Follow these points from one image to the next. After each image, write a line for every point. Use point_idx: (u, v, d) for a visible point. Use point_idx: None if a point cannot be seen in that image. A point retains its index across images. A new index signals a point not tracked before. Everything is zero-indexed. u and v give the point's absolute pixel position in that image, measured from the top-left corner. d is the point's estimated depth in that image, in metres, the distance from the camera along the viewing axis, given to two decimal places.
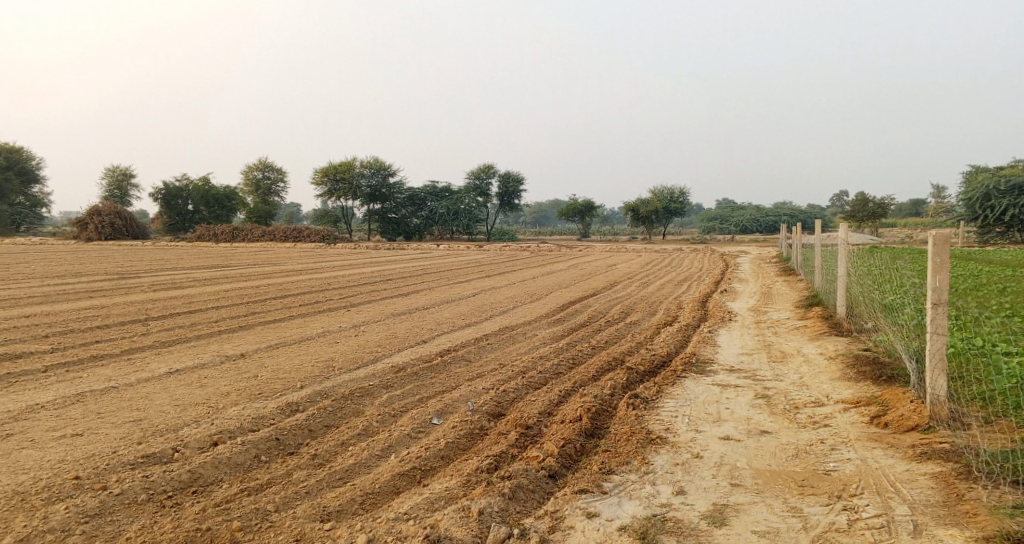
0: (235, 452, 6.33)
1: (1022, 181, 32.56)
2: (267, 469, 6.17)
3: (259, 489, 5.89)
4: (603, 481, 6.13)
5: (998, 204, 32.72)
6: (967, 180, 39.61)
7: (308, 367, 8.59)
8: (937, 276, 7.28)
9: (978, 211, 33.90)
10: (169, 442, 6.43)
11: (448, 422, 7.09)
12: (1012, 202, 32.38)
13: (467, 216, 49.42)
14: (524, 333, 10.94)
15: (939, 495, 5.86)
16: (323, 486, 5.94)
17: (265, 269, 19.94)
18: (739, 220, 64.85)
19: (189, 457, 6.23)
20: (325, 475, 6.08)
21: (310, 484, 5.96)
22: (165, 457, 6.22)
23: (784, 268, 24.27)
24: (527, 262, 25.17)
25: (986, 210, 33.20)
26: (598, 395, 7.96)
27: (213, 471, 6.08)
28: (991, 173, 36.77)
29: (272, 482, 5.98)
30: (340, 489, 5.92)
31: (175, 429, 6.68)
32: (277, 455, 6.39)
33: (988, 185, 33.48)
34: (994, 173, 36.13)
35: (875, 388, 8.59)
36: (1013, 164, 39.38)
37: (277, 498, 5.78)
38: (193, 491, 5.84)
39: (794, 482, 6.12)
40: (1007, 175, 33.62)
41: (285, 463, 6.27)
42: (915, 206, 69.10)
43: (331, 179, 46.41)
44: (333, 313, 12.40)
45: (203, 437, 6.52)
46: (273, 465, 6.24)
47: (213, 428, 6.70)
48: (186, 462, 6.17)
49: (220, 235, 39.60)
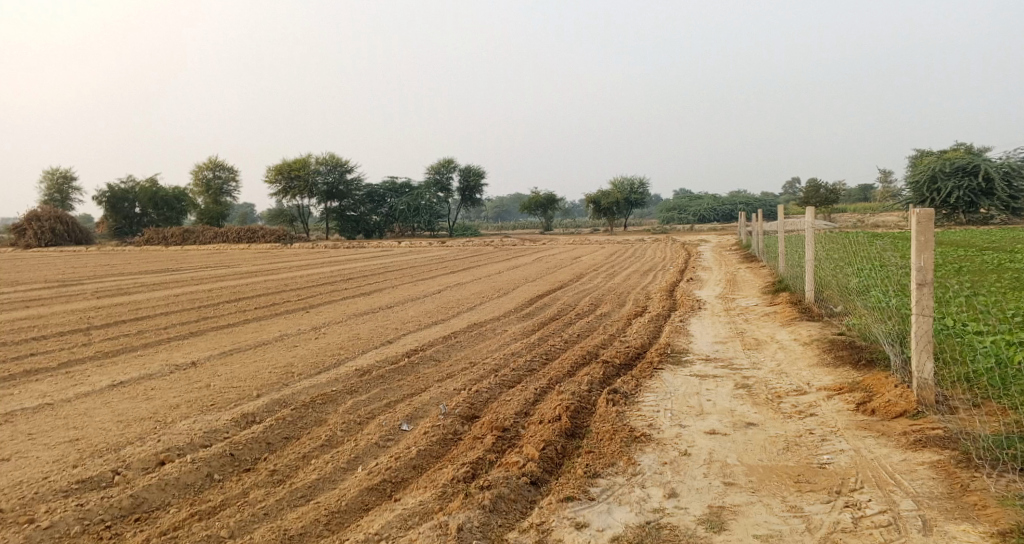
0: (183, 472, 5.78)
1: (966, 163, 32.93)
2: (221, 490, 5.65)
3: (212, 513, 5.38)
4: (589, 487, 5.73)
5: (944, 186, 33.05)
6: (914, 163, 40.01)
7: (266, 374, 8.04)
8: (921, 256, 6.98)
9: (926, 194, 34.22)
10: (109, 464, 5.87)
11: (418, 428, 6.62)
12: (957, 185, 32.74)
13: (428, 212, 48.52)
14: (492, 330, 10.49)
15: (942, 486, 5.58)
16: (283, 506, 5.44)
17: (219, 271, 19.22)
18: (696, 209, 65.18)
19: (131, 480, 5.68)
20: (285, 493, 5.58)
21: (268, 504, 5.46)
22: (104, 481, 5.67)
23: (746, 255, 24.14)
24: (491, 256, 24.75)
25: (933, 193, 33.51)
26: (575, 392, 7.55)
27: (158, 495, 5.55)
28: (935, 156, 37.22)
29: (225, 504, 5.47)
30: (303, 508, 5.42)
31: (116, 449, 6.12)
32: (231, 473, 5.88)
33: (933, 167, 33.78)
34: (938, 156, 36.53)
35: (858, 373, 8.31)
36: (956, 147, 39.91)
37: (231, 522, 5.27)
38: (135, 519, 5.31)
39: (789, 479, 5.79)
40: (952, 158, 33.97)
41: (240, 481, 5.75)
42: (864, 191, 70.14)
43: (285, 177, 45.31)
44: (291, 315, 11.81)
45: (148, 456, 5.96)
46: (227, 484, 5.72)
47: (159, 446, 6.14)
48: (127, 485, 5.62)
49: (170, 237, 38.45)
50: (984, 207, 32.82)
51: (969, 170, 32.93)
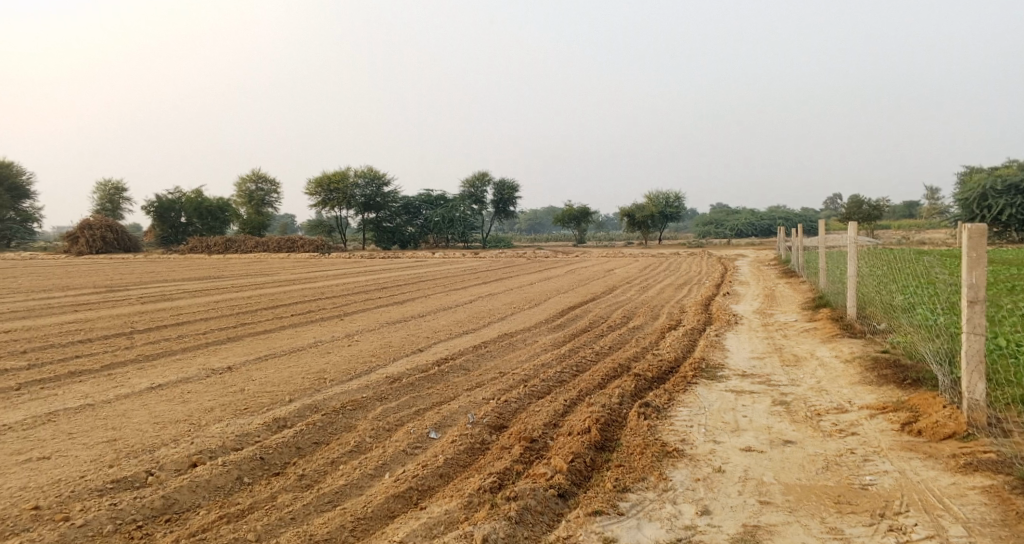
0: (214, 474, 5.74)
1: (1018, 180, 32.01)
2: (250, 493, 5.59)
3: (240, 516, 5.31)
4: (619, 501, 5.56)
5: (995, 204, 32.17)
6: (964, 180, 39.04)
7: (299, 380, 8.01)
8: (972, 273, 6.70)
9: (975, 211, 33.30)
10: (142, 464, 5.84)
11: (447, 436, 6.51)
12: (1010, 203, 31.86)
13: (463, 223, 48.71)
14: (525, 341, 10.37)
15: (995, 512, 5.30)
16: (309, 511, 5.36)
17: (259, 279, 19.38)
18: (735, 224, 64.40)
19: (164, 481, 5.64)
20: (313, 498, 5.50)
21: (295, 509, 5.38)
22: (138, 481, 5.64)
23: (785, 271, 23.70)
24: (526, 268, 24.64)
25: (984, 210, 32.63)
26: (607, 405, 7.39)
27: (189, 497, 5.50)
28: (985, 173, 36.31)
29: (253, 508, 5.41)
30: (329, 514, 5.33)
31: (151, 450, 6.11)
32: (261, 476, 5.81)
33: (985, 185, 32.91)
34: (989, 173, 35.58)
35: (902, 392, 8.02)
36: (1007, 164, 38.87)
37: (258, 525, 5.20)
38: (166, 520, 5.27)
39: (829, 499, 5.56)
40: (1003, 175, 33.06)
41: (269, 485, 5.69)
42: (909, 208, 68.67)
43: (325, 189, 45.85)
44: (327, 323, 11.82)
45: (181, 458, 5.93)
46: (256, 488, 5.66)
47: (192, 448, 6.12)
48: (160, 486, 5.59)
49: (213, 246, 38.96)
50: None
51: (1021, 187, 32.00)
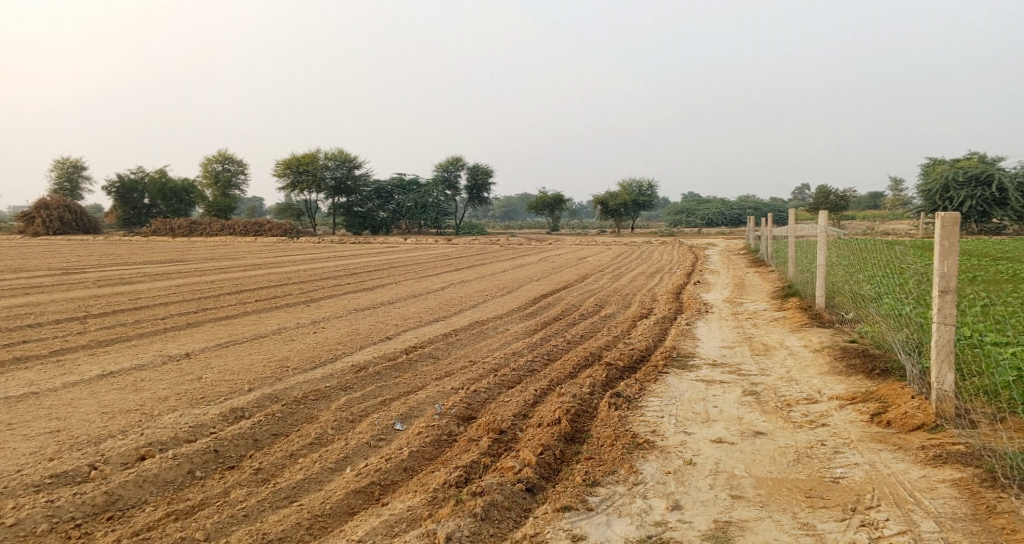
0: (162, 468, 5.50)
1: (979, 172, 32.44)
2: (201, 488, 5.36)
3: (189, 512, 5.09)
4: (587, 496, 5.42)
5: (956, 196, 32.48)
6: (925, 172, 39.42)
7: (259, 368, 7.76)
8: (944, 262, 6.63)
9: (937, 202, 33.67)
10: (85, 458, 5.59)
11: (412, 428, 6.32)
12: (970, 194, 32.26)
13: (436, 209, 48.38)
14: (495, 329, 10.19)
15: (966, 506, 5.25)
16: (264, 507, 5.15)
17: (222, 263, 19.00)
18: (705, 213, 64.71)
19: (107, 476, 5.39)
20: (267, 494, 5.29)
21: (249, 505, 5.17)
22: (79, 476, 5.38)
23: (755, 260, 23.76)
24: (497, 255, 24.46)
25: (945, 202, 32.96)
26: (578, 395, 7.24)
27: (134, 492, 5.26)
28: (947, 165, 36.68)
29: (204, 504, 5.18)
30: (285, 511, 5.13)
31: (96, 442, 5.84)
32: (214, 470, 5.58)
33: (946, 176, 33.20)
34: (951, 165, 35.91)
35: (871, 382, 7.98)
36: (968, 156, 39.33)
37: (208, 523, 4.98)
38: (108, 518, 5.02)
39: (801, 493, 5.47)
40: (965, 166, 33.41)
41: (222, 480, 5.46)
42: (874, 199, 69.50)
43: (294, 172, 45.18)
44: (291, 309, 11.55)
45: (128, 451, 5.68)
46: (208, 482, 5.43)
47: (141, 440, 5.86)
48: (103, 481, 5.34)
49: (177, 229, 38.21)
50: (996, 218, 32.47)
51: (981, 179, 32.44)
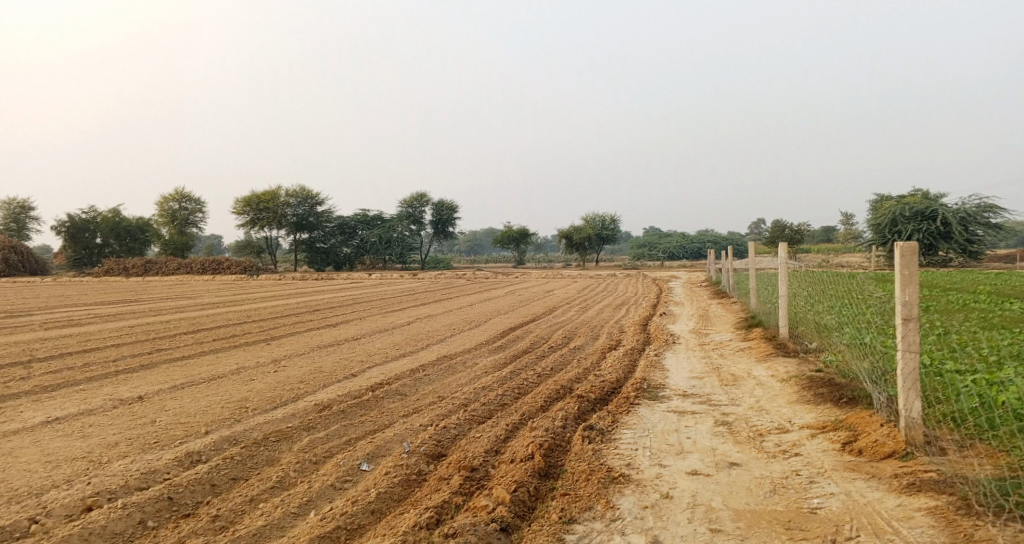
0: (111, 519, 5.22)
1: (924, 208, 33.40)
2: (153, 539, 5.10)
3: None
4: (564, 534, 5.28)
5: (905, 229, 32.97)
6: (875, 207, 40.19)
7: (218, 409, 7.49)
8: (906, 290, 6.64)
9: (885, 235, 34.30)
10: (26, 511, 5.30)
11: (380, 468, 6.12)
12: (917, 229, 32.95)
13: (400, 245, 48.23)
14: (462, 363, 10.02)
15: (944, 535, 5.21)
16: None
17: (178, 302, 18.58)
18: (667, 246, 65.38)
19: (50, 530, 5.11)
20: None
21: None
22: (18, 532, 5.09)
23: (717, 291, 23.90)
24: (462, 290, 24.31)
25: (894, 235, 33.49)
26: (550, 429, 7.11)
27: None
28: (895, 200, 37.48)
29: None
30: None
31: (38, 493, 5.55)
32: (168, 519, 5.32)
33: (894, 211, 33.73)
34: (899, 200, 36.64)
35: (840, 410, 7.96)
36: (914, 191, 40.22)
37: None
38: None
39: (779, 525, 5.38)
40: (912, 201, 34.11)
41: (177, 529, 5.21)
42: (828, 232, 70.95)
43: (254, 209, 44.62)
44: (251, 347, 11.25)
45: (73, 502, 5.40)
46: (161, 533, 5.17)
47: (88, 490, 5.58)
48: (44, 536, 5.06)
49: (132, 268, 37.42)
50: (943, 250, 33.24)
51: (926, 215, 33.42)
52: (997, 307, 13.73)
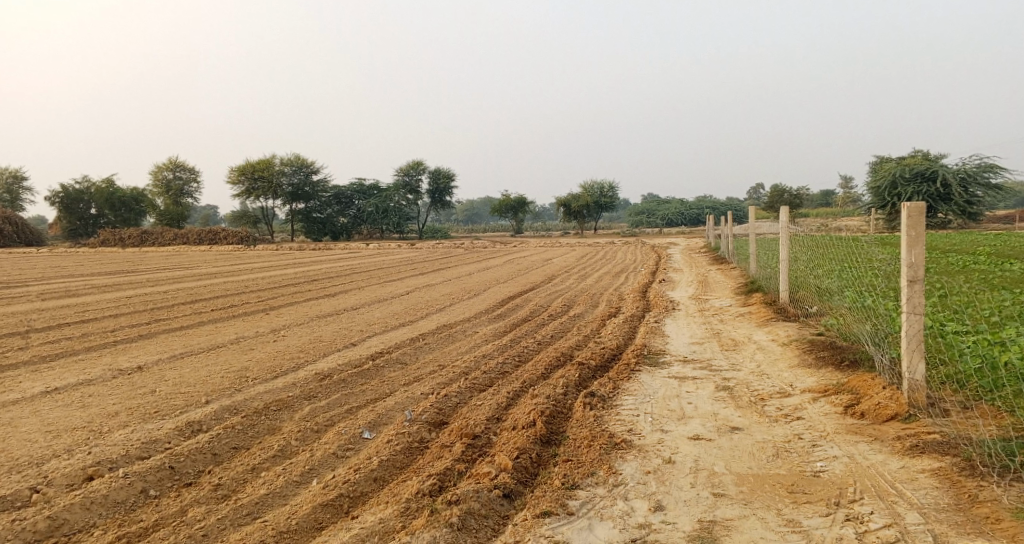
0: (112, 488, 5.20)
1: (924, 169, 33.00)
2: (155, 508, 5.09)
3: (142, 535, 4.83)
4: (568, 500, 5.26)
5: (904, 192, 32.73)
6: (874, 170, 39.87)
7: (217, 379, 7.47)
8: (912, 251, 6.56)
9: (885, 199, 34.02)
10: (26, 481, 5.27)
11: (381, 436, 6.10)
12: (917, 191, 32.61)
13: (398, 214, 48.06)
14: (463, 332, 9.99)
15: (948, 496, 5.20)
16: (224, 526, 4.90)
17: (175, 273, 18.51)
18: (665, 213, 65.14)
19: (51, 500, 5.10)
20: (228, 511, 5.03)
21: (208, 524, 4.91)
22: (20, 501, 5.08)
23: (716, 257, 23.82)
24: (461, 258, 24.26)
25: (893, 198, 33.20)
26: (551, 396, 7.08)
27: (81, 515, 4.98)
28: (893, 163, 37.18)
29: (158, 525, 4.92)
30: (248, 528, 4.88)
31: (39, 463, 5.52)
32: (169, 488, 5.31)
33: (893, 174, 33.40)
34: (898, 163, 36.31)
35: (841, 374, 7.94)
36: (913, 154, 39.83)
37: None
38: None
39: (783, 489, 5.38)
40: (911, 163, 33.80)
41: (179, 498, 5.19)
42: (826, 197, 70.69)
43: (249, 178, 44.36)
44: (250, 317, 11.21)
45: (74, 472, 5.37)
46: (163, 501, 5.16)
47: (88, 459, 5.55)
48: (45, 505, 5.05)
49: (127, 239, 37.26)
50: (941, 213, 33.10)
51: (926, 176, 33.03)
52: (996, 268, 13.68)
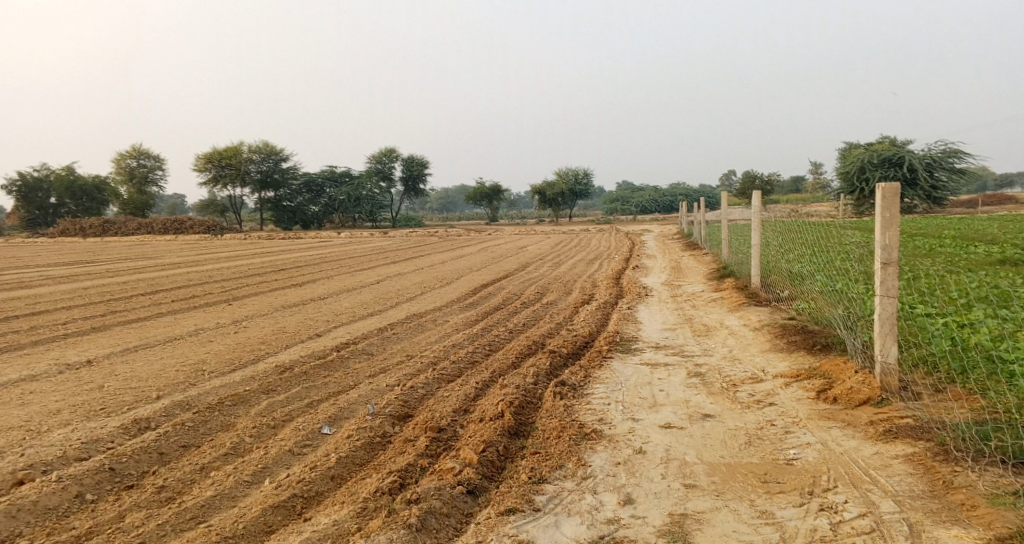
0: (43, 494, 4.93)
1: (892, 154, 33.18)
2: (91, 514, 4.83)
3: None
4: (534, 495, 5.09)
5: (871, 177, 32.93)
6: (842, 156, 40.20)
7: (172, 373, 7.20)
8: (886, 233, 6.49)
9: (854, 184, 34.21)
10: None
11: (341, 431, 5.87)
12: (884, 175, 32.81)
13: (370, 202, 47.55)
14: (433, 321, 9.77)
15: (922, 483, 5.10)
16: (166, 532, 4.65)
17: (137, 263, 18.05)
18: (639, 201, 65.24)
19: None
20: (171, 516, 4.79)
21: (147, 531, 4.66)
22: None
23: (689, 243, 23.75)
24: (435, 247, 24.00)
25: (861, 183, 33.42)
26: (521, 386, 6.90)
27: (10, 524, 4.71)
28: (862, 148, 37.42)
29: (92, 532, 4.66)
30: (192, 534, 4.65)
31: None
32: (108, 491, 5.05)
33: (861, 159, 33.60)
34: (865, 148, 36.57)
35: (813, 358, 7.84)
36: (880, 139, 40.18)
37: None
38: None
39: (755, 479, 5.25)
40: (878, 148, 33.99)
41: (117, 502, 4.94)
42: (796, 184, 71.21)
43: (216, 165, 43.63)
44: (212, 308, 10.90)
45: (5, 476, 5.10)
46: (101, 506, 4.90)
47: (22, 462, 5.27)
48: None
49: (88, 228, 36.35)
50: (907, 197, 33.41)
51: (894, 160, 33.20)
52: (962, 250, 13.74)
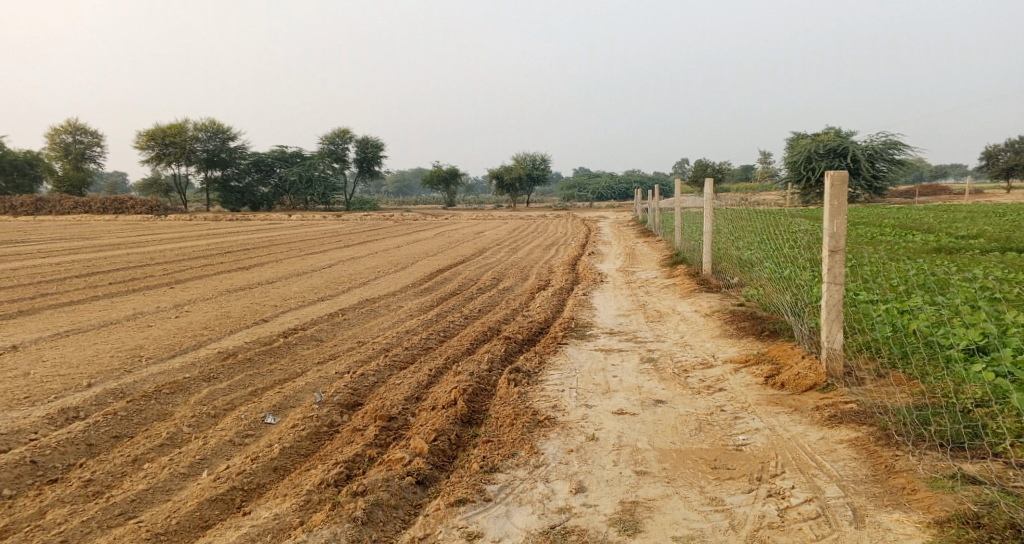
0: None
1: (838, 144, 33.82)
2: (8, 510, 4.63)
3: None
4: (485, 485, 5.03)
5: (817, 167, 33.51)
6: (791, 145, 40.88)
7: (107, 359, 6.96)
8: (833, 222, 6.54)
9: (801, 172, 34.77)
10: None
11: (287, 420, 5.74)
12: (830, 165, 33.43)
13: (323, 184, 46.85)
14: (386, 306, 9.63)
15: (866, 468, 5.17)
16: (92, 529, 4.49)
17: (75, 244, 17.45)
18: (594, 187, 65.52)
19: None
20: (98, 511, 4.62)
21: (71, 528, 4.49)
22: None
23: (643, 230, 23.90)
24: (390, 231, 23.71)
25: (808, 172, 33.99)
26: (475, 372, 6.83)
27: None
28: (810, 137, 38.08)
29: (9, 530, 4.47)
30: (121, 530, 4.49)
31: None
32: (30, 486, 4.86)
33: (808, 148, 34.16)
34: (812, 138, 37.23)
35: (762, 344, 7.92)
36: (827, 130, 40.93)
37: None
38: None
39: (705, 465, 5.27)
40: (824, 138, 34.60)
41: (39, 498, 4.75)
42: (746, 173, 72.25)
43: (159, 143, 42.45)
44: (151, 292, 10.57)
45: None
46: (20, 502, 4.71)
47: None
48: None
49: (21, 206, 35.10)
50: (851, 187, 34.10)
51: (839, 150, 33.82)
52: (904, 239, 14.05)
